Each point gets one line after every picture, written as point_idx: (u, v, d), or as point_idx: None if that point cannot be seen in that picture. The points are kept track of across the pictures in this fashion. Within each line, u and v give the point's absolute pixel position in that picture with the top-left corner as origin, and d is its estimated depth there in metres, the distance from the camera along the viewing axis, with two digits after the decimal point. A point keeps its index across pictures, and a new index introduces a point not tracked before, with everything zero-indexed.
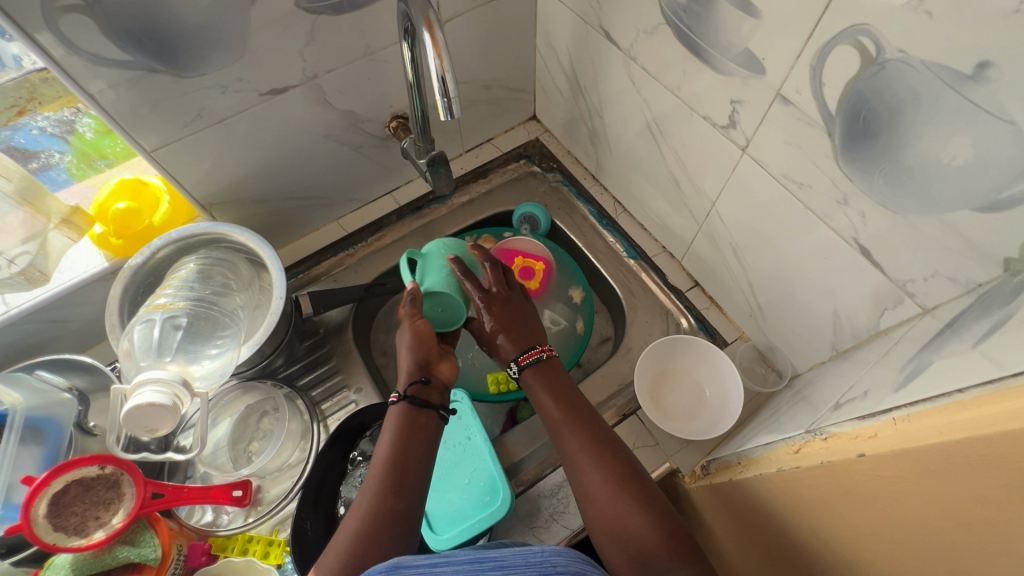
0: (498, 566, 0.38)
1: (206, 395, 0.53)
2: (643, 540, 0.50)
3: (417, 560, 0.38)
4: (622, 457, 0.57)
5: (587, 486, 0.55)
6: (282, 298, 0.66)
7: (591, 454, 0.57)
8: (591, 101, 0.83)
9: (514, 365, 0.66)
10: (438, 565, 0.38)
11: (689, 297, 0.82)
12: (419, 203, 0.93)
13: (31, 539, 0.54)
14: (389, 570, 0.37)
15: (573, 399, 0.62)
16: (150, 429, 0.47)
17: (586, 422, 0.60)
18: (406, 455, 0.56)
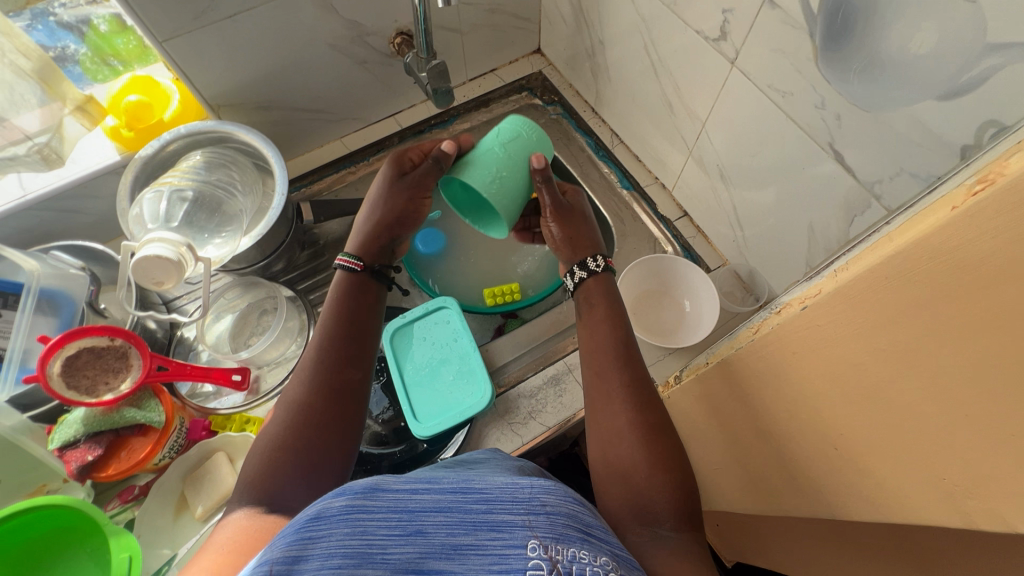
0: (483, 499, 0.34)
1: (209, 261, 0.57)
2: (654, 494, 0.51)
3: (399, 483, 0.32)
4: (654, 407, 0.56)
5: (612, 425, 0.56)
6: (283, 194, 0.68)
7: (624, 397, 0.56)
8: (594, 29, 0.84)
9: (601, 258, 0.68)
10: (419, 492, 0.32)
11: (677, 227, 0.85)
12: (421, 127, 0.95)
13: (48, 391, 0.59)
14: (367, 492, 0.31)
15: (623, 340, 0.61)
16: (156, 282, 0.52)
17: (628, 366, 0.59)
18: (354, 328, 0.61)
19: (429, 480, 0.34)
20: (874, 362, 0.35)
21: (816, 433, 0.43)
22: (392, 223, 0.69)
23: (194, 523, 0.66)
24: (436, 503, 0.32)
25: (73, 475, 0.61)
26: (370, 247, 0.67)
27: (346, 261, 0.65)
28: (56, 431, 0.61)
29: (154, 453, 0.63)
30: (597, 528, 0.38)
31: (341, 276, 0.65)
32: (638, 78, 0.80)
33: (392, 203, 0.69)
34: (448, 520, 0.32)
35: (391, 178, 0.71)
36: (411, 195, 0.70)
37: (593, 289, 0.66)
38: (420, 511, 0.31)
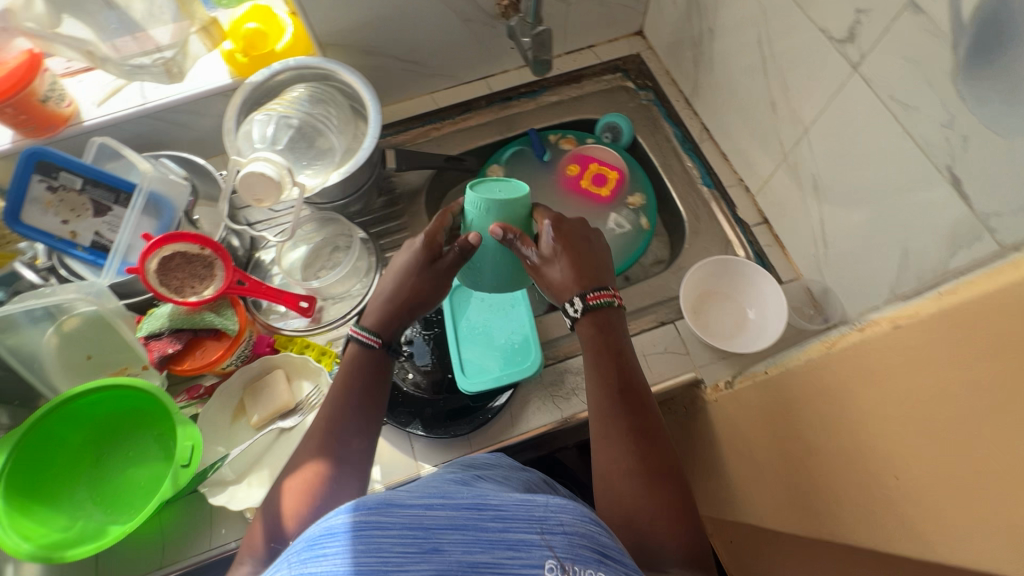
0: (499, 518, 0.31)
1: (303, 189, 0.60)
2: (659, 542, 0.47)
3: (413, 498, 0.31)
4: (664, 453, 0.52)
5: (614, 468, 0.51)
6: (375, 137, 0.70)
7: (631, 442, 0.52)
8: (705, 16, 0.81)
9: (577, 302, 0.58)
10: (432, 509, 0.31)
11: (754, 232, 0.82)
12: (510, 93, 0.95)
13: (146, 284, 0.65)
14: (379, 508, 0.30)
15: (633, 387, 0.56)
16: (257, 199, 0.55)
17: (638, 411, 0.54)
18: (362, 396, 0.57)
19: (443, 495, 0.32)
20: (964, 393, 0.33)
21: (878, 458, 0.42)
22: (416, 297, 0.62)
23: (249, 429, 0.70)
24: (451, 520, 0.31)
25: (154, 363, 0.67)
26: (392, 319, 0.61)
27: (363, 337, 0.59)
28: (146, 321, 0.67)
29: (224, 356, 0.68)
30: (616, 548, 0.34)
31: (354, 347, 0.60)
32: (744, 74, 0.77)
33: (416, 282, 0.62)
34: (465, 538, 0.30)
35: (415, 260, 0.62)
36: (440, 281, 0.63)
37: (586, 332, 0.58)
38: (435, 528, 0.30)
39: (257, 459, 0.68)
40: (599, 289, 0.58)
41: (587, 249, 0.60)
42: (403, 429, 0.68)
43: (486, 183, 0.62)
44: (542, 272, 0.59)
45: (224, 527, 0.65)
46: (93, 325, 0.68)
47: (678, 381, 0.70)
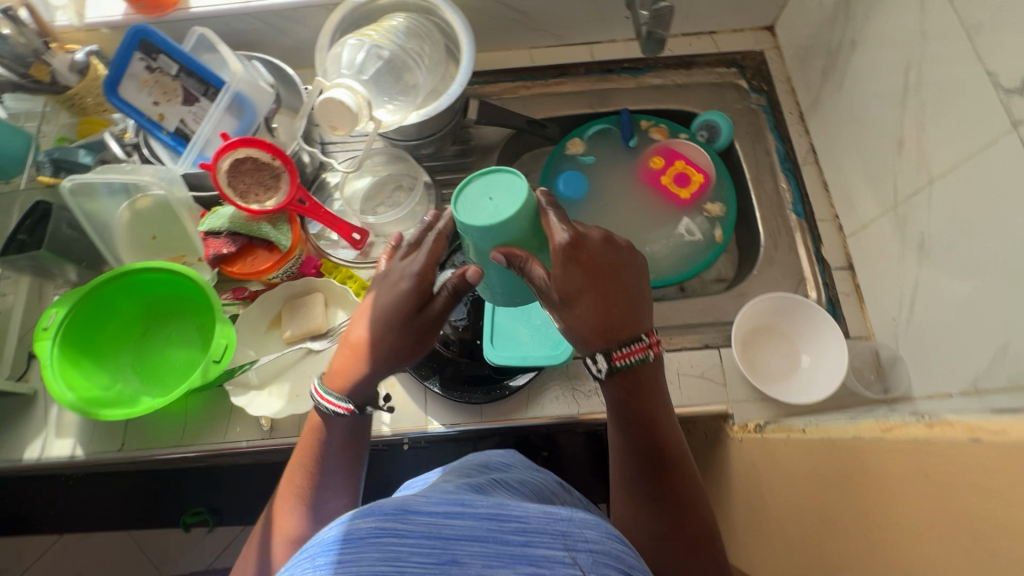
0: (522, 533, 0.32)
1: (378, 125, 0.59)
2: None
3: (433, 506, 0.32)
4: (693, 519, 0.49)
5: (634, 533, 0.48)
6: (462, 85, 0.67)
7: (657, 509, 0.49)
8: (850, 26, 0.71)
9: (603, 361, 0.49)
10: (452, 519, 0.31)
11: (833, 276, 0.75)
12: (611, 66, 0.89)
13: (214, 182, 0.67)
14: (398, 515, 0.31)
15: (665, 446, 0.51)
16: (332, 126, 0.54)
17: (666, 475, 0.50)
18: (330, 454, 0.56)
19: (464, 501, 0.33)
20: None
21: (903, 566, 0.38)
22: (392, 358, 0.55)
23: (280, 342, 0.73)
24: (471, 531, 0.31)
25: (208, 259, 0.69)
26: (365, 381, 0.55)
27: (335, 404, 0.55)
28: (209, 217, 0.70)
29: (271, 269, 0.70)
30: (638, 569, 0.35)
31: (320, 414, 0.56)
32: (877, 103, 0.68)
33: (396, 341, 0.55)
34: (485, 550, 0.31)
35: (399, 307, 0.55)
36: (418, 333, 0.55)
37: (612, 390, 0.51)
38: (454, 539, 0.31)
39: (282, 373, 0.71)
40: (626, 347, 0.49)
41: (614, 284, 0.50)
42: (421, 382, 0.69)
43: (472, 189, 0.53)
44: (557, 314, 0.50)
45: (239, 426, 0.69)
46: (162, 209, 0.72)
47: (705, 411, 0.67)
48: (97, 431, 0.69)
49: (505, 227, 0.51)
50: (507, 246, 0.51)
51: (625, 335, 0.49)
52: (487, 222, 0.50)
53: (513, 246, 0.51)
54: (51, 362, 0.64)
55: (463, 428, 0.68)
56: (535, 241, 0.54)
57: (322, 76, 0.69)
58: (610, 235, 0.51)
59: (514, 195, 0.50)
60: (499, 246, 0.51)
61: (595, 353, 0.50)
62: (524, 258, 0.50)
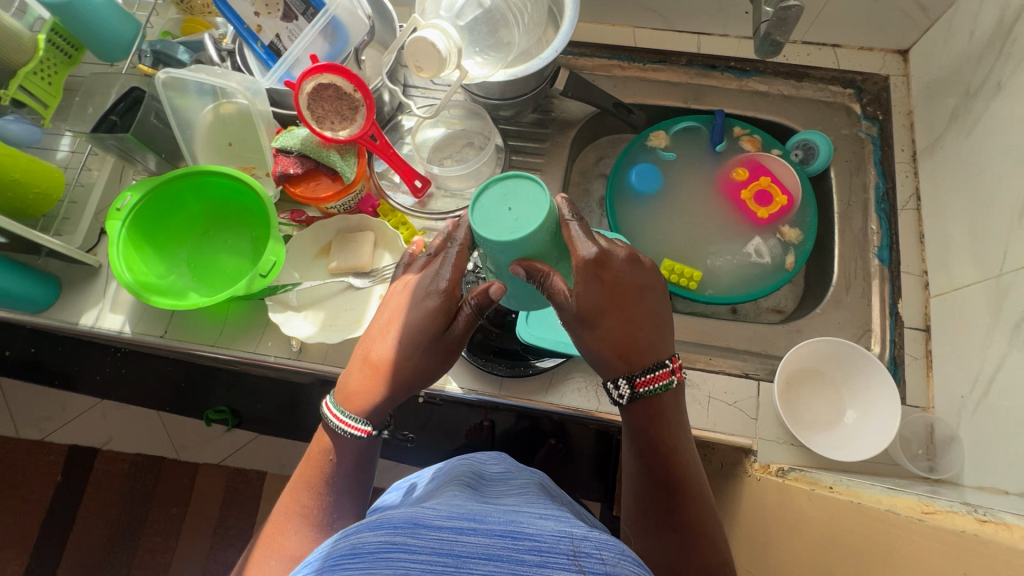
0: (534, 552, 0.31)
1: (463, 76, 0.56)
2: None
3: (446, 522, 0.32)
4: (709, 552, 0.50)
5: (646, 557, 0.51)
6: (555, 50, 0.63)
7: (670, 538, 0.51)
8: (999, 67, 0.63)
9: (626, 384, 0.52)
10: (463, 535, 0.31)
11: (904, 335, 0.69)
12: (716, 62, 0.83)
13: (295, 102, 0.68)
14: (408, 528, 0.32)
15: (677, 480, 0.52)
16: (417, 66, 0.52)
17: (677, 505, 0.52)
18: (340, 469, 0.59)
19: (476, 519, 0.33)
20: None
21: None
22: (413, 381, 0.57)
23: (325, 271, 0.75)
24: (483, 549, 0.31)
25: (275, 176, 0.71)
26: (381, 405, 0.57)
27: (353, 427, 0.56)
28: (283, 135, 0.71)
29: (331, 199, 0.71)
30: None
31: (329, 427, 0.58)
32: (1009, 158, 0.60)
33: (419, 364, 0.57)
34: (498, 569, 0.30)
35: (427, 332, 0.56)
36: (443, 359, 0.57)
37: (633, 415, 0.53)
38: (465, 557, 0.30)
39: (321, 300, 0.72)
40: (649, 373, 0.51)
41: (638, 303, 0.53)
42: None
43: (491, 198, 0.51)
44: (581, 332, 0.53)
45: (270, 340, 0.71)
46: (243, 118, 0.74)
47: (728, 439, 0.64)
48: (146, 314, 0.73)
49: (529, 238, 0.50)
50: (530, 259, 0.52)
51: (649, 360, 0.52)
52: (510, 237, 0.49)
53: (535, 261, 0.51)
54: (117, 242, 0.67)
55: (479, 395, 0.68)
56: (556, 251, 0.54)
57: (419, 14, 0.67)
58: (633, 251, 0.54)
59: (537, 205, 0.49)
60: (521, 260, 0.51)
61: (616, 377, 0.53)
62: (546, 273, 0.51)
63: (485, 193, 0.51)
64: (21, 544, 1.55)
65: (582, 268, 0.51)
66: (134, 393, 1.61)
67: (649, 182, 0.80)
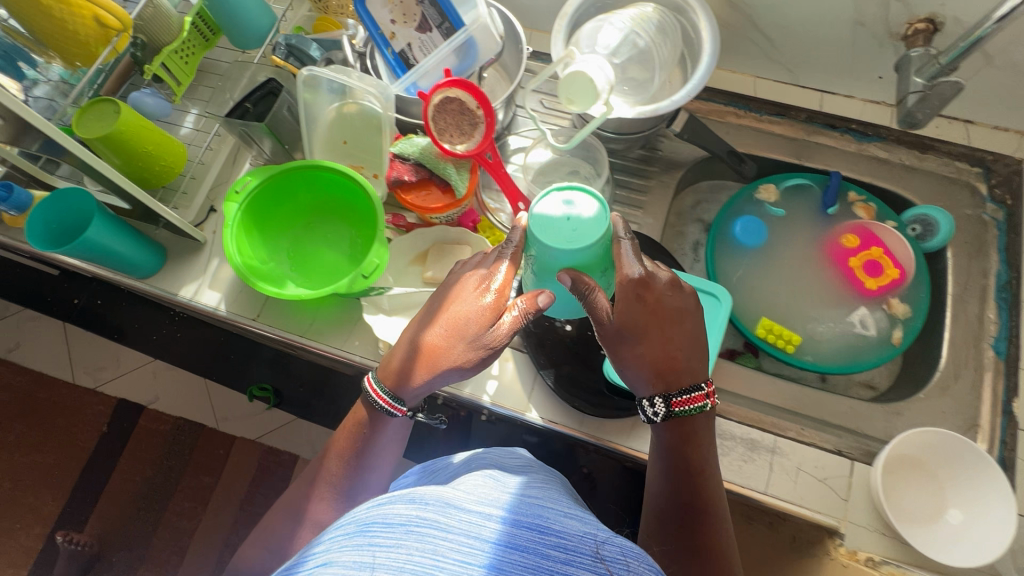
0: (558, 547, 0.30)
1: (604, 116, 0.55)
2: None
3: (475, 506, 0.31)
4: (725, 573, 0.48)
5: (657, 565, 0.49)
6: (689, 93, 0.61)
7: (685, 550, 0.49)
8: None
9: (659, 401, 0.53)
10: (490, 520, 0.31)
11: (1016, 437, 0.65)
12: (837, 122, 0.81)
13: (423, 112, 0.69)
14: (437, 506, 0.32)
15: (699, 494, 0.51)
16: (569, 98, 0.52)
17: (696, 519, 0.50)
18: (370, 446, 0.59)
19: (506, 505, 0.32)
20: None
21: None
22: (457, 372, 0.56)
23: (418, 278, 0.75)
24: (510, 538, 0.30)
25: (388, 181, 0.72)
26: (419, 391, 0.57)
27: (391, 407, 0.57)
28: (401, 142, 0.72)
29: (439, 210, 0.71)
30: None
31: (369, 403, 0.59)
32: None
33: (464, 358, 0.56)
34: (524, 559, 0.30)
35: (476, 326, 0.56)
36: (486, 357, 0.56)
37: (665, 433, 0.54)
38: (493, 543, 0.30)
39: (411, 308, 0.73)
40: (686, 394, 0.52)
41: (679, 329, 0.55)
42: (537, 370, 0.68)
43: (554, 203, 0.56)
44: (617, 348, 0.55)
45: (358, 340, 0.72)
46: (364, 120, 0.76)
47: (816, 518, 0.61)
48: (241, 297, 0.75)
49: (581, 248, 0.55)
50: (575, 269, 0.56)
51: (685, 385, 0.53)
52: (566, 241, 0.54)
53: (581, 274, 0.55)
54: (232, 224, 0.69)
55: (558, 428, 0.67)
56: (601, 267, 0.59)
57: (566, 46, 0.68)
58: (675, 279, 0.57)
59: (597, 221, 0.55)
60: (569, 267, 0.55)
61: (648, 394, 0.54)
62: (592, 287, 0.54)
63: (548, 199, 0.57)
64: (59, 486, 1.60)
65: (627, 287, 0.55)
66: (186, 358, 1.65)
67: (753, 235, 0.78)
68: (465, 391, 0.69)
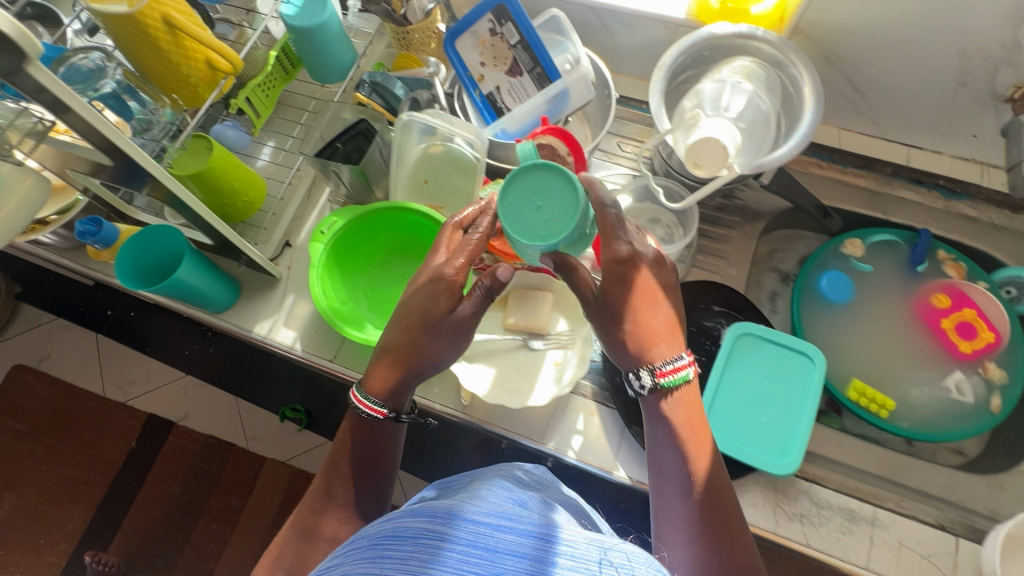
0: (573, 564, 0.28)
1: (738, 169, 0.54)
2: None
3: (483, 513, 0.30)
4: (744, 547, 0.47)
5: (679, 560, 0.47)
6: (794, 149, 0.61)
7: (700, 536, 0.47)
8: None
9: (648, 377, 0.52)
10: (499, 531, 0.29)
11: None
12: (925, 178, 0.79)
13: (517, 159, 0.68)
14: (441, 516, 0.29)
15: (705, 477, 0.49)
16: (694, 162, 0.51)
17: (714, 506, 0.48)
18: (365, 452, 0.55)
19: (515, 513, 0.30)
20: None
21: None
22: (433, 363, 0.56)
23: (498, 324, 0.73)
24: (518, 547, 0.28)
25: None
26: (398, 386, 0.55)
27: (370, 409, 0.54)
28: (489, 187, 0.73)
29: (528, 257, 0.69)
30: None
31: (354, 416, 0.56)
32: None
33: (433, 349, 0.56)
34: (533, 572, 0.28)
35: (431, 315, 0.55)
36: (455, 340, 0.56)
37: (651, 405, 0.53)
38: (501, 551, 0.28)
39: (492, 356, 0.71)
40: (671, 363, 0.51)
41: (654, 304, 0.54)
42: (625, 428, 0.66)
43: (519, 191, 0.53)
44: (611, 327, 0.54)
45: (437, 388, 0.70)
46: (449, 160, 0.75)
47: None
48: (316, 336, 0.74)
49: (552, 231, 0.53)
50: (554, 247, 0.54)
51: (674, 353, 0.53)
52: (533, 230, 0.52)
53: (566, 254, 0.54)
54: (318, 264, 0.68)
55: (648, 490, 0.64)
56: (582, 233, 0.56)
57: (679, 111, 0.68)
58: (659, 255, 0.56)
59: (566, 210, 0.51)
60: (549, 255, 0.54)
61: (638, 367, 0.53)
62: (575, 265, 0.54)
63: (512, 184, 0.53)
64: (86, 500, 1.58)
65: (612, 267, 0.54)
66: (218, 375, 1.63)
67: (840, 291, 0.77)
68: (550, 444, 0.67)
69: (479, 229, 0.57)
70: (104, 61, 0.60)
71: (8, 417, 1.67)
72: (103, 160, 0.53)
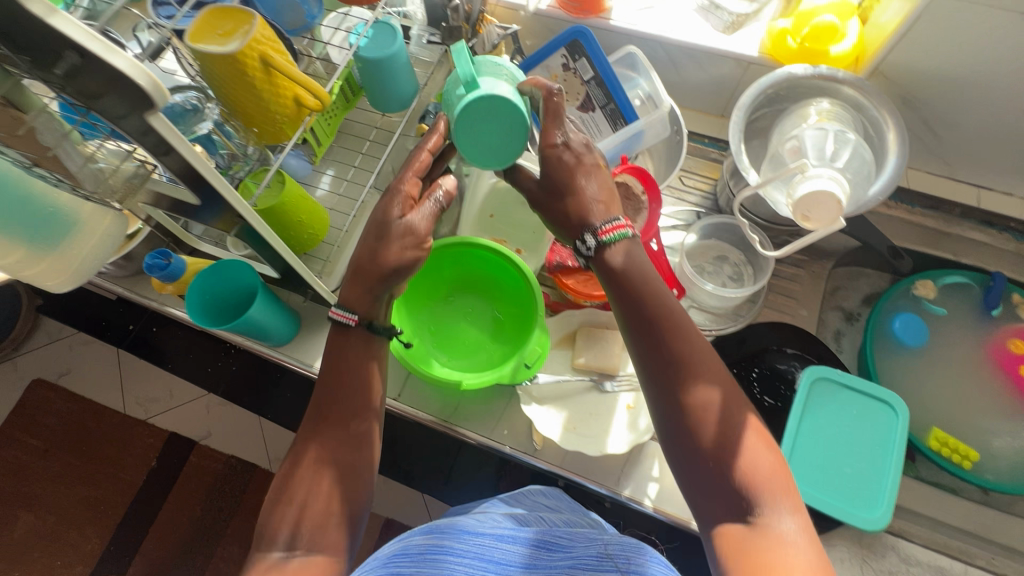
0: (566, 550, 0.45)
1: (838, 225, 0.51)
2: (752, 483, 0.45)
3: (470, 535, 0.44)
4: (702, 380, 0.49)
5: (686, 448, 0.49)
6: (882, 196, 0.60)
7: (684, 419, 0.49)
8: None
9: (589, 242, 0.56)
10: (452, 539, 0.43)
11: None
12: (995, 221, 0.78)
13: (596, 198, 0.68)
14: (429, 541, 0.44)
15: (617, 291, 0.54)
16: (803, 216, 0.51)
17: (649, 336, 0.52)
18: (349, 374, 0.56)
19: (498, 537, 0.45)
20: None
21: None
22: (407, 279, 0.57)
23: (565, 363, 0.71)
24: (507, 555, 0.44)
25: (549, 264, 0.73)
26: (361, 291, 0.57)
27: (338, 314, 0.56)
28: None
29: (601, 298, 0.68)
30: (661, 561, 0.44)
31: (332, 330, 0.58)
32: None
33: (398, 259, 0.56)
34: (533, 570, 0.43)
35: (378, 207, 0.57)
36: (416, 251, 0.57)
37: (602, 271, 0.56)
38: (496, 559, 0.43)
39: (562, 398, 0.69)
40: (608, 222, 0.55)
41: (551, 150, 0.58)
42: None
43: (483, 112, 0.52)
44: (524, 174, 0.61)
45: (506, 429, 0.69)
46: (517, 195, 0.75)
47: None
48: None
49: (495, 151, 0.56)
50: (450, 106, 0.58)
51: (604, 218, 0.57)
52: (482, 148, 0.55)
53: (624, 279, 0.55)
54: None
55: None
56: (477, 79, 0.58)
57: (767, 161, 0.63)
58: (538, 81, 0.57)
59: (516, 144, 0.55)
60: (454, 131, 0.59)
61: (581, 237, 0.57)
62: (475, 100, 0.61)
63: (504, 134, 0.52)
64: (104, 519, 1.36)
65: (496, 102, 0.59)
66: None
67: (914, 335, 0.75)
68: (625, 492, 0.65)
69: (427, 146, 0.59)
70: (200, 103, 0.58)
71: (16, 436, 1.42)
72: (187, 198, 0.51)
